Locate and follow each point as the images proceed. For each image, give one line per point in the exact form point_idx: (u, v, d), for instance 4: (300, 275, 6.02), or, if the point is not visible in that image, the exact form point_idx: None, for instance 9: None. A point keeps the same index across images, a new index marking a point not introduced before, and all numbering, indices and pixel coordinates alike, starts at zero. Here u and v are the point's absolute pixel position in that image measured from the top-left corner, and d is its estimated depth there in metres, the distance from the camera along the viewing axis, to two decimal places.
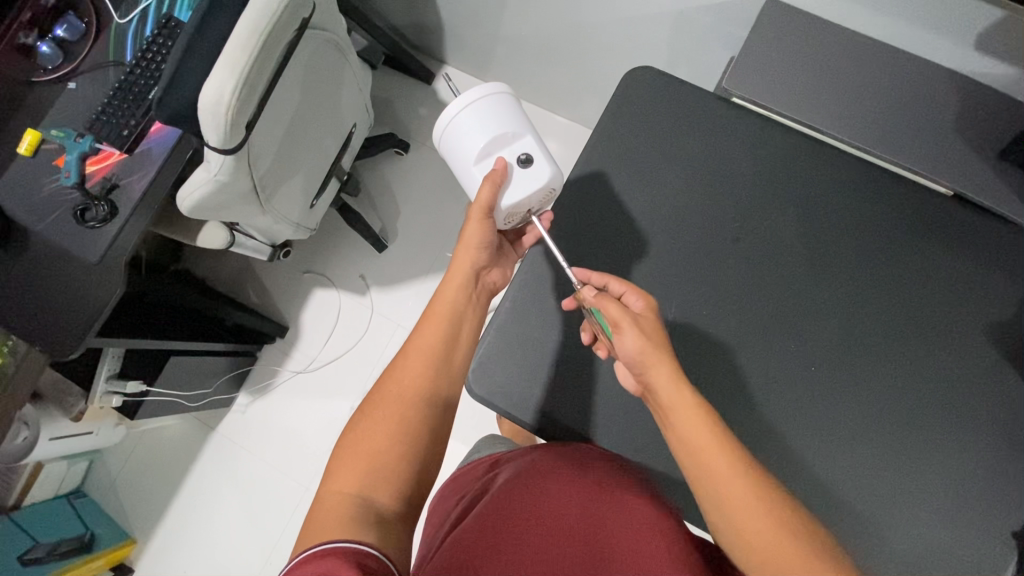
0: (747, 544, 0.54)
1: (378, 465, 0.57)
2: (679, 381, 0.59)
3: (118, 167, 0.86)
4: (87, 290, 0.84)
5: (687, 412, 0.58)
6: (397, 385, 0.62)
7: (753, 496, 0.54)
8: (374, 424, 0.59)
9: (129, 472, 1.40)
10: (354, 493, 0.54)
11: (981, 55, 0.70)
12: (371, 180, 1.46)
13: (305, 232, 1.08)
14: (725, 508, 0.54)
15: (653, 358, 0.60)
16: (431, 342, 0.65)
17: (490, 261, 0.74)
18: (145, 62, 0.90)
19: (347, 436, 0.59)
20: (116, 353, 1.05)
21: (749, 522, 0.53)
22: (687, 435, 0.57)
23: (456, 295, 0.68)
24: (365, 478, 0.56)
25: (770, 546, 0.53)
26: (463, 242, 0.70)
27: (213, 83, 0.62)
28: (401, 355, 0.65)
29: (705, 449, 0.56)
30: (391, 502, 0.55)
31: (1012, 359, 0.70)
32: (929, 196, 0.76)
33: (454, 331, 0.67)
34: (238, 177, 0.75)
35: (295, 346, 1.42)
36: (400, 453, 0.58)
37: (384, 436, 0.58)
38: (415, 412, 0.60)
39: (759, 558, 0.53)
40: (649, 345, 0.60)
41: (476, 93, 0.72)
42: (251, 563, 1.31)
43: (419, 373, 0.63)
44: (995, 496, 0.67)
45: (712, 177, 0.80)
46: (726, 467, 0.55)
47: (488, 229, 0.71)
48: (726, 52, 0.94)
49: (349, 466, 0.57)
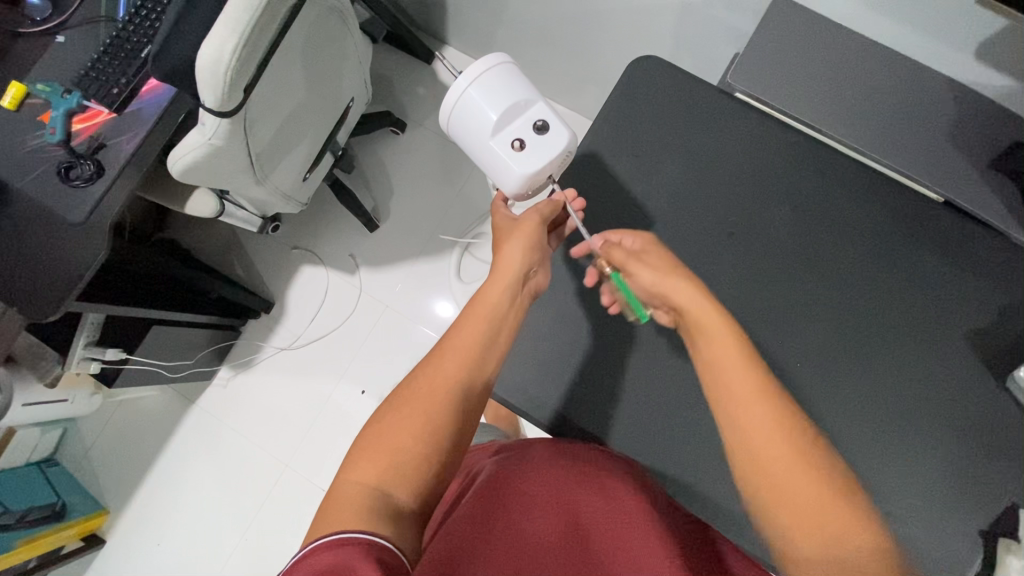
0: (763, 477, 0.54)
1: (399, 461, 0.54)
2: (700, 297, 0.62)
3: (106, 126, 0.84)
4: (68, 251, 0.81)
5: (715, 334, 0.60)
6: (429, 384, 0.59)
7: (773, 423, 0.55)
8: (399, 423, 0.56)
9: (104, 443, 1.38)
10: (373, 485, 0.53)
11: (980, 63, 0.71)
12: (365, 158, 1.44)
13: (296, 205, 1.05)
14: (743, 441, 0.56)
15: (668, 280, 0.64)
16: (469, 344, 0.62)
17: (538, 261, 0.70)
18: (139, 18, 0.87)
19: (371, 426, 0.57)
20: (94, 321, 1.00)
21: (774, 458, 0.54)
22: (715, 355, 0.60)
23: (498, 296, 0.65)
24: (384, 471, 0.54)
25: (793, 482, 0.53)
26: (505, 251, 0.68)
27: (213, 41, 0.60)
28: (436, 351, 0.62)
29: (723, 364, 0.59)
30: (410, 498, 0.53)
31: (989, 364, 0.72)
32: (920, 201, 0.77)
33: (492, 336, 0.63)
34: (233, 142, 0.73)
35: (280, 322, 1.40)
36: (423, 454, 0.55)
37: (410, 435, 0.56)
38: (446, 417, 0.57)
39: (777, 498, 0.53)
40: (660, 270, 0.65)
41: (482, 65, 0.72)
42: (227, 538, 1.29)
43: (452, 375, 0.60)
44: (965, 495, 0.69)
45: (710, 169, 0.81)
46: (746, 388, 0.57)
47: (533, 233, 0.69)
48: (730, 48, 0.94)
49: (368, 456, 0.55)
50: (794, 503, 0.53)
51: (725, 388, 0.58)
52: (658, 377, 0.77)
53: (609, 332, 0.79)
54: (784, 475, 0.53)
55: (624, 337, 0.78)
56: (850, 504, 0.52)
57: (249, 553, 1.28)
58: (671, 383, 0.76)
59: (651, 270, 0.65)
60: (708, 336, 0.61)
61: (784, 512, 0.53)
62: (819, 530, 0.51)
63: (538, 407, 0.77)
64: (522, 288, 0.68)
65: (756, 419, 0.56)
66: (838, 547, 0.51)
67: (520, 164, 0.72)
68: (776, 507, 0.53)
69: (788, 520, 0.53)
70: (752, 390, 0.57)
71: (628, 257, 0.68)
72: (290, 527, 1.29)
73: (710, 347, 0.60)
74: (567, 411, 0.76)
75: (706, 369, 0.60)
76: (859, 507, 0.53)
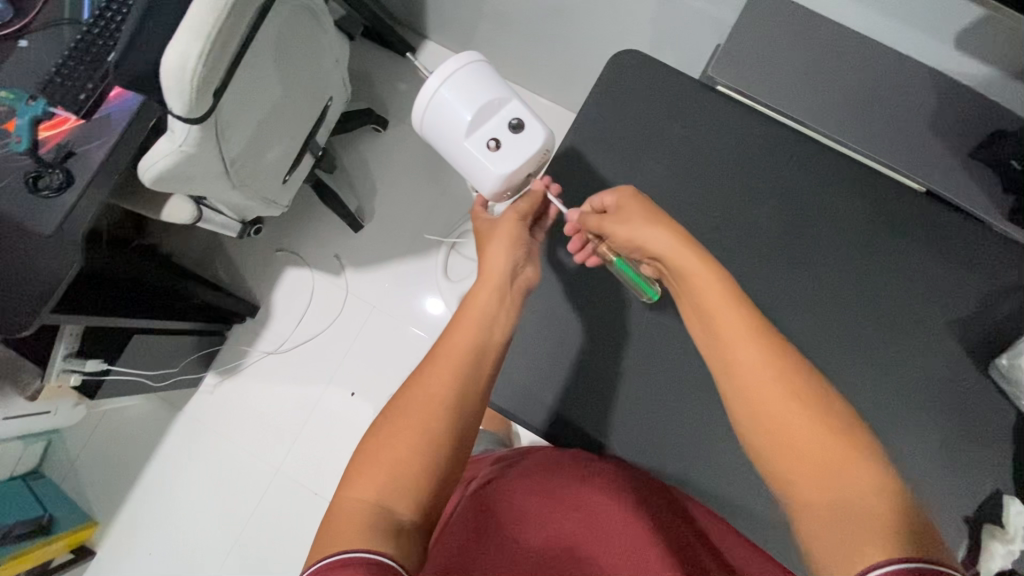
0: (750, 411, 0.53)
1: (398, 474, 0.52)
2: (683, 243, 0.61)
3: (74, 133, 0.80)
4: (41, 263, 0.78)
5: (701, 272, 0.59)
6: (422, 391, 0.57)
7: (764, 362, 0.53)
8: (395, 434, 0.54)
9: (90, 453, 1.36)
10: (373, 502, 0.51)
11: (959, 52, 0.71)
12: (347, 157, 1.42)
13: (278, 208, 1.03)
14: (733, 384, 0.54)
15: (647, 233, 0.63)
16: (462, 346, 0.60)
17: (524, 257, 0.69)
18: (104, 20, 0.84)
19: (367, 441, 0.55)
20: (73, 331, 0.98)
21: (760, 394, 0.52)
22: (695, 282, 0.59)
23: (486, 297, 0.64)
24: (384, 484, 0.52)
25: (777, 414, 0.51)
26: (490, 252, 0.68)
27: (177, 46, 0.58)
28: (429, 358, 0.60)
29: (705, 294, 0.58)
30: (411, 512, 0.52)
31: (973, 352, 0.73)
32: (903, 191, 0.77)
33: (485, 335, 0.61)
34: (205, 148, 0.71)
35: (266, 326, 1.38)
36: (422, 464, 0.53)
37: (408, 444, 0.53)
38: (443, 422, 0.55)
39: (764, 433, 0.52)
40: (640, 224, 0.64)
41: (453, 64, 0.71)
42: (220, 543, 1.29)
43: (447, 378, 0.57)
44: (950, 481, 0.70)
45: (694, 164, 0.80)
46: (738, 334, 0.54)
47: (516, 229, 0.70)
48: (712, 39, 0.93)
49: (365, 472, 0.52)
50: (783, 435, 0.51)
51: (717, 336, 0.56)
52: (645, 375, 0.76)
53: (595, 331, 0.78)
54: (785, 423, 0.51)
55: (610, 335, 0.78)
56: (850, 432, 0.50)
57: (243, 558, 1.27)
58: (658, 381, 0.76)
59: (629, 229, 0.64)
60: (694, 284, 0.59)
61: (771, 445, 0.51)
62: (825, 474, 0.49)
63: (528, 407, 0.77)
64: (511, 287, 0.66)
65: (745, 358, 0.54)
66: (846, 489, 0.48)
67: (496, 165, 0.71)
68: (765, 441, 0.52)
69: (793, 468, 0.50)
70: (744, 334, 0.54)
71: (605, 220, 0.67)
72: (285, 532, 1.28)
73: (696, 292, 0.59)
74: (556, 410, 0.76)
75: (699, 315, 0.59)
76: (860, 436, 0.50)
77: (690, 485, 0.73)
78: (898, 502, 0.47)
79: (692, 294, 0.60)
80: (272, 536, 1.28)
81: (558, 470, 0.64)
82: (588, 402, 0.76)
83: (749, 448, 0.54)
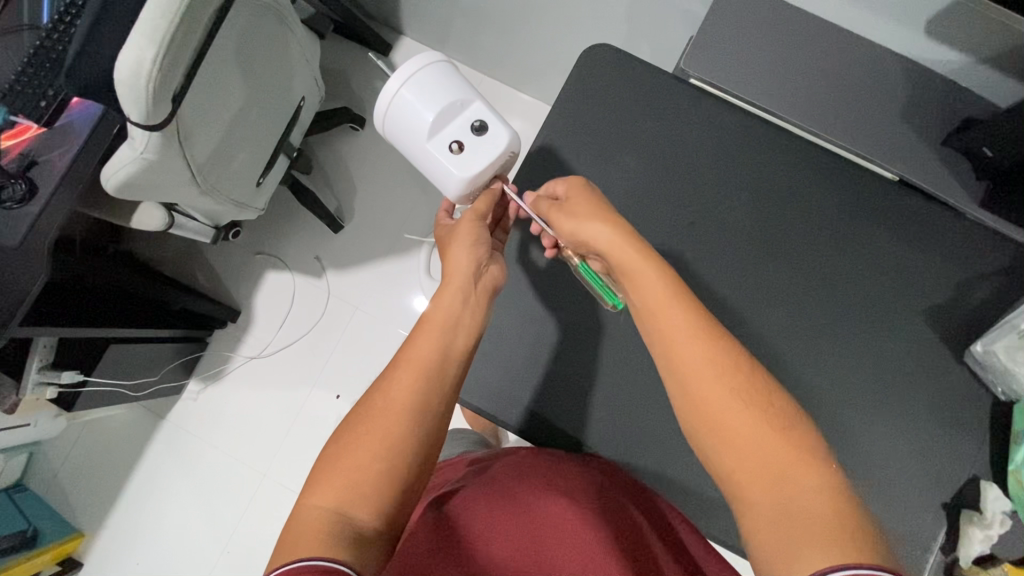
0: (700, 412, 0.54)
1: (358, 481, 0.52)
2: (625, 236, 0.62)
3: (36, 142, 0.78)
4: (5, 277, 0.76)
5: (645, 268, 0.60)
6: (384, 400, 0.56)
7: (710, 366, 0.55)
8: (357, 442, 0.53)
9: (73, 465, 1.34)
10: (333, 509, 0.50)
11: (930, 39, 0.71)
12: (325, 157, 1.40)
13: (251, 212, 1.02)
14: (684, 386, 0.55)
15: (588, 225, 0.63)
16: (425, 352, 0.59)
17: (488, 257, 0.68)
18: (63, 24, 0.82)
19: (329, 448, 0.54)
20: (46, 343, 0.97)
21: (708, 399, 0.54)
22: (641, 281, 0.60)
23: (449, 301, 0.63)
24: (346, 492, 0.51)
25: (727, 418, 0.53)
26: (453, 253, 0.67)
27: (130, 51, 0.57)
28: (392, 365, 0.59)
29: (652, 296, 0.59)
30: (373, 518, 0.51)
31: (949, 340, 0.73)
32: (878, 181, 0.77)
33: (449, 340, 0.61)
34: (168, 154, 0.69)
35: (248, 330, 1.37)
36: (383, 471, 0.52)
37: (370, 453, 0.53)
38: (405, 430, 0.54)
39: (713, 434, 0.53)
40: (582, 216, 0.64)
41: (413, 65, 0.70)
42: (208, 550, 1.28)
43: (410, 385, 0.57)
44: (928, 469, 0.70)
45: (669, 158, 0.79)
46: (688, 343, 0.56)
47: (478, 230, 0.68)
48: (686, 31, 0.92)
49: (327, 480, 0.52)
50: (729, 437, 0.53)
51: (669, 345, 0.57)
52: (623, 371, 0.76)
53: (572, 329, 0.78)
54: (735, 429, 0.53)
55: (588, 333, 0.78)
56: (794, 436, 0.52)
57: (231, 564, 1.27)
58: (637, 377, 0.76)
59: (572, 222, 0.64)
60: (639, 286, 0.60)
61: (716, 442, 0.53)
62: (768, 473, 0.51)
63: (508, 408, 0.76)
64: (476, 288, 0.65)
65: (696, 362, 0.55)
66: (793, 491, 0.50)
67: (458, 167, 0.70)
68: (715, 443, 0.53)
69: (743, 471, 0.52)
70: (695, 342, 0.55)
71: (552, 210, 0.67)
72: (273, 536, 1.27)
73: (642, 295, 0.59)
74: (536, 410, 0.76)
75: (647, 323, 0.59)
76: (802, 440, 0.52)
77: (670, 480, 0.73)
78: (841, 501, 0.49)
79: (638, 299, 0.60)
80: (260, 540, 1.27)
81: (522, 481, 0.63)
82: (568, 401, 0.76)
83: (699, 450, 0.55)
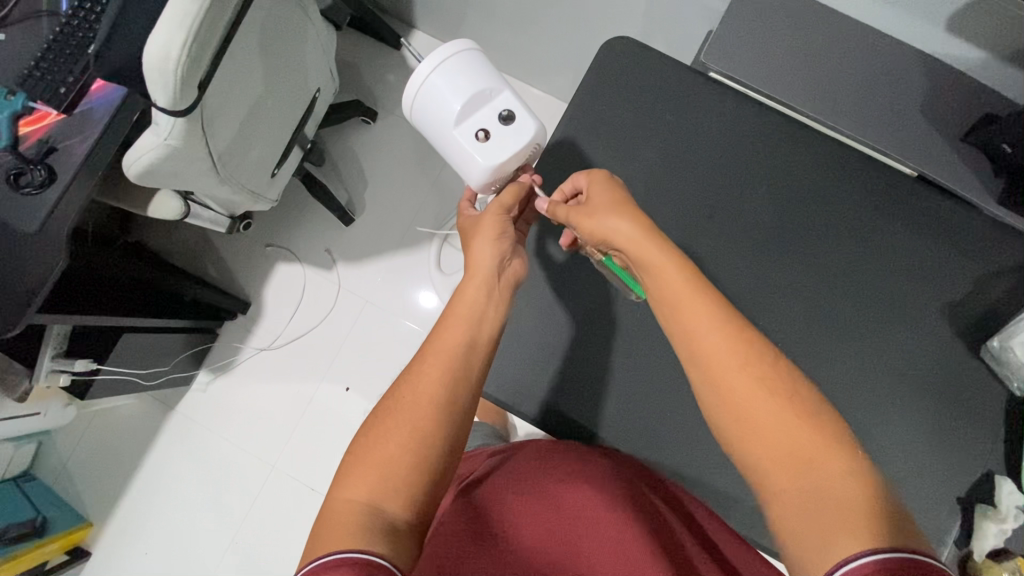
0: (724, 404, 0.54)
1: (389, 474, 0.52)
2: (641, 228, 0.62)
3: (56, 128, 0.78)
4: (25, 263, 0.76)
5: (665, 261, 0.60)
6: (412, 392, 0.56)
7: (734, 358, 0.55)
8: (387, 434, 0.54)
9: (83, 454, 1.34)
10: (365, 501, 0.51)
11: (951, 36, 0.71)
12: (336, 150, 1.40)
13: (265, 202, 1.02)
14: (708, 379, 0.55)
15: (605, 219, 0.63)
16: (450, 344, 0.59)
17: (511, 250, 0.68)
18: (84, 11, 0.82)
19: (358, 441, 0.55)
20: (60, 330, 0.98)
21: (733, 392, 0.54)
22: (661, 276, 0.59)
23: (474, 294, 0.63)
24: (376, 485, 0.52)
25: (751, 411, 0.53)
26: (476, 247, 0.67)
27: (160, 36, 0.57)
28: (418, 358, 0.59)
29: (674, 290, 0.58)
30: (403, 510, 0.51)
31: (965, 335, 0.73)
32: (895, 176, 0.77)
33: (474, 333, 0.61)
34: (192, 141, 0.69)
35: (258, 322, 1.37)
36: (413, 463, 0.53)
37: (399, 446, 0.53)
38: (434, 422, 0.55)
39: (736, 426, 0.53)
40: (599, 210, 0.64)
41: (445, 51, 0.70)
42: (216, 541, 1.28)
43: (437, 378, 0.57)
44: (944, 463, 0.71)
45: (688, 152, 0.80)
46: (710, 336, 0.55)
47: (501, 222, 0.69)
48: (703, 26, 0.92)
49: (358, 473, 0.52)
50: (755, 430, 0.53)
51: (690, 338, 0.57)
52: (640, 364, 0.77)
53: (589, 321, 0.78)
54: (758, 420, 0.53)
55: (606, 324, 0.78)
56: (822, 427, 0.51)
57: (239, 555, 1.27)
58: (653, 369, 0.76)
59: (591, 220, 0.64)
60: (659, 276, 0.59)
61: (740, 434, 0.53)
62: (795, 465, 0.50)
63: (524, 398, 0.77)
64: (499, 281, 0.66)
65: (720, 356, 0.55)
66: (819, 479, 0.49)
67: (483, 156, 0.71)
68: (741, 437, 0.53)
69: (767, 460, 0.52)
70: (718, 335, 0.55)
71: (573, 211, 0.66)
72: (281, 529, 1.27)
73: (660, 287, 0.59)
74: (553, 401, 0.76)
75: (666, 314, 0.59)
76: (831, 431, 0.51)
77: (686, 471, 0.74)
78: (869, 488, 0.48)
79: (656, 290, 0.60)
80: (269, 532, 1.27)
81: (546, 472, 0.64)
82: (584, 393, 0.76)
83: (721, 442, 0.55)
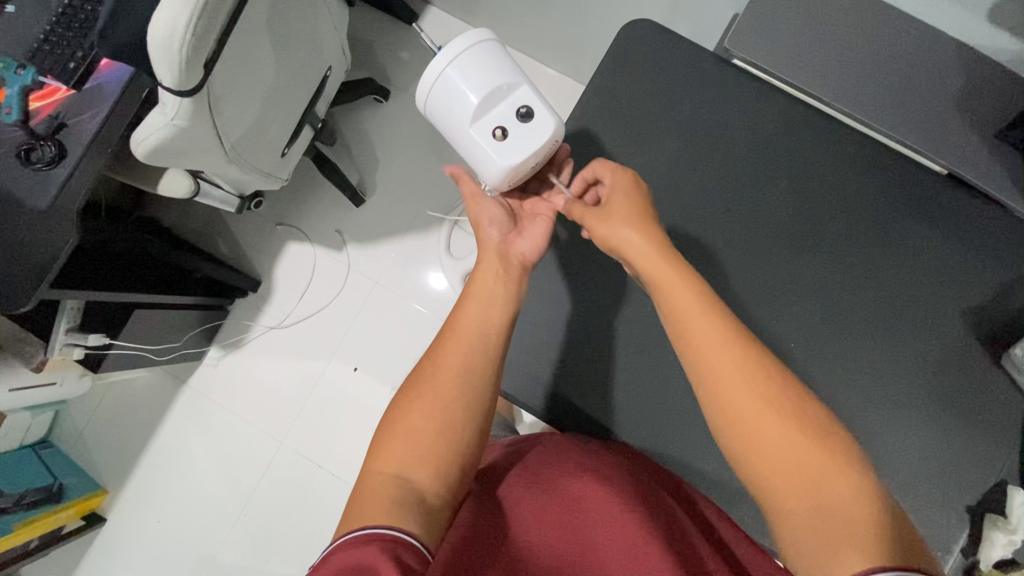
0: (730, 416, 0.53)
1: (416, 446, 0.55)
2: (654, 241, 0.62)
3: (66, 104, 0.78)
4: (34, 238, 0.76)
5: (673, 279, 0.59)
6: (434, 368, 0.60)
7: (736, 367, 0.54)
8: (412, 407, 0.58)
9: (97, 423, 1.38)
10: (394, 473, 0.54)
11: (991, 27, 0.67)
12: (348, 129, 1.38)
13: (276, 182, 1.01)
14: (714, 388, 0.54)
15: (619, 227, 0.63)
16: (468, 322, 0.62)
17: (515, 230, 0.69)
18: None
19: (387, 417, 0.59)
20: (74, 306, 0.98)
21: (736, 401, 0.53)
22: (672, 291, 0.58)
23: (489, 277, 0.64)
24: (405, 458, 0.55)
25: (755, 422, 0.52)
26: (480, 226, 0.68)
27: (165, 13, 0.56)
28: (439, 338, 0.62)
29: (682, 303, 0.57)
30: (430, 481, 0.54)
31: (985, 341, 0.71)
32: (924, 174, 0.74)
33: (490, 311, 0.63)
34: (199, 121, 0.69)
35: (268, 301, 1.38)
36: (437, 433, 0.56)
37: (425, 419, 0.57)
38: (455, 393, 0.58)
39: (741, 436, 0.52)
40: (615, 217, 0.64)
41: (462, 43, 0.69)
42: (226, 512, 1.31)
43: (458, 355, 0.60)
44: (955, 471, 0.69)
45: (705, 142, 0.77)
46: (716, 347, 0.55)
47: (490, 207, 0.69)
48: (730, 9, 0.88)
49: (388, 447, 0.56)
50: (758, 441, 0.52)
51: (692, 347, 0.56)
52: (648, 359, 0.76)
53: (595, 314, 0.77)
54: (760, 429, 0.52)
55: (614, 318, 0.77)
56: (831, 441, 0.51)
57: (248, 526, 1.30)
58: (660, 365, 0.75)
59: (604, 224, 0.64)
60: (665, 289, 0.59)
61: (745, 447, 0.52)
62: (805, 478, 0.50)
63: (530, 391, 0.76)
64: (514, 262, 0.67)
65: (723, 366, 0.54)
66: (824, 489, 0.49)
67: (499, 154, 0.69)
68: (748, 450, 0.52)
69: (772, 473, 0.51)
70: (724, 347, 0.55)
71: (587, 213, 0.67)
72: (289, 503, 1.30)
73: (669, 299, 0.58)
74: (556, 395, 0.75)
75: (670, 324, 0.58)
76: (838, 443, 0.51)
77: (692, 469, 0.73)
78: (871, 497, 0.48)
79: (664, 303, 0.59)
80: (277, 505, 1.30)
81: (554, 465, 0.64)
82: (591, 383, 0.75)
83: (726, 451, 0.54)
